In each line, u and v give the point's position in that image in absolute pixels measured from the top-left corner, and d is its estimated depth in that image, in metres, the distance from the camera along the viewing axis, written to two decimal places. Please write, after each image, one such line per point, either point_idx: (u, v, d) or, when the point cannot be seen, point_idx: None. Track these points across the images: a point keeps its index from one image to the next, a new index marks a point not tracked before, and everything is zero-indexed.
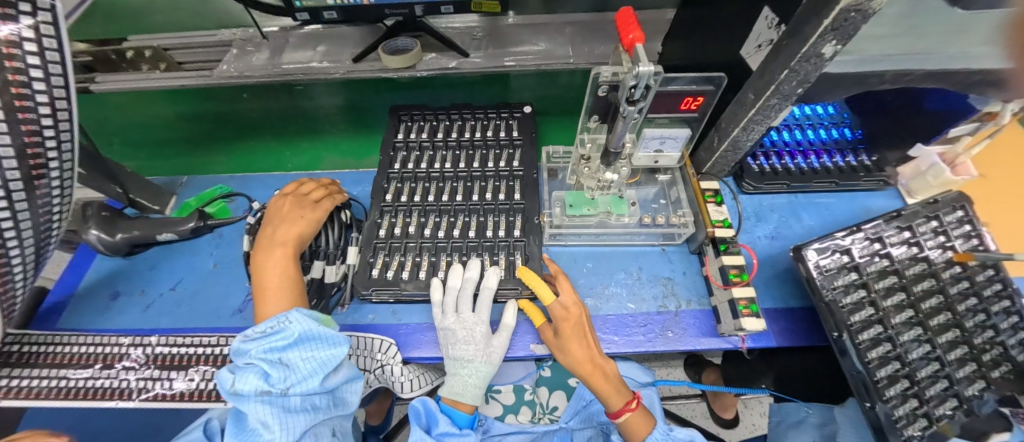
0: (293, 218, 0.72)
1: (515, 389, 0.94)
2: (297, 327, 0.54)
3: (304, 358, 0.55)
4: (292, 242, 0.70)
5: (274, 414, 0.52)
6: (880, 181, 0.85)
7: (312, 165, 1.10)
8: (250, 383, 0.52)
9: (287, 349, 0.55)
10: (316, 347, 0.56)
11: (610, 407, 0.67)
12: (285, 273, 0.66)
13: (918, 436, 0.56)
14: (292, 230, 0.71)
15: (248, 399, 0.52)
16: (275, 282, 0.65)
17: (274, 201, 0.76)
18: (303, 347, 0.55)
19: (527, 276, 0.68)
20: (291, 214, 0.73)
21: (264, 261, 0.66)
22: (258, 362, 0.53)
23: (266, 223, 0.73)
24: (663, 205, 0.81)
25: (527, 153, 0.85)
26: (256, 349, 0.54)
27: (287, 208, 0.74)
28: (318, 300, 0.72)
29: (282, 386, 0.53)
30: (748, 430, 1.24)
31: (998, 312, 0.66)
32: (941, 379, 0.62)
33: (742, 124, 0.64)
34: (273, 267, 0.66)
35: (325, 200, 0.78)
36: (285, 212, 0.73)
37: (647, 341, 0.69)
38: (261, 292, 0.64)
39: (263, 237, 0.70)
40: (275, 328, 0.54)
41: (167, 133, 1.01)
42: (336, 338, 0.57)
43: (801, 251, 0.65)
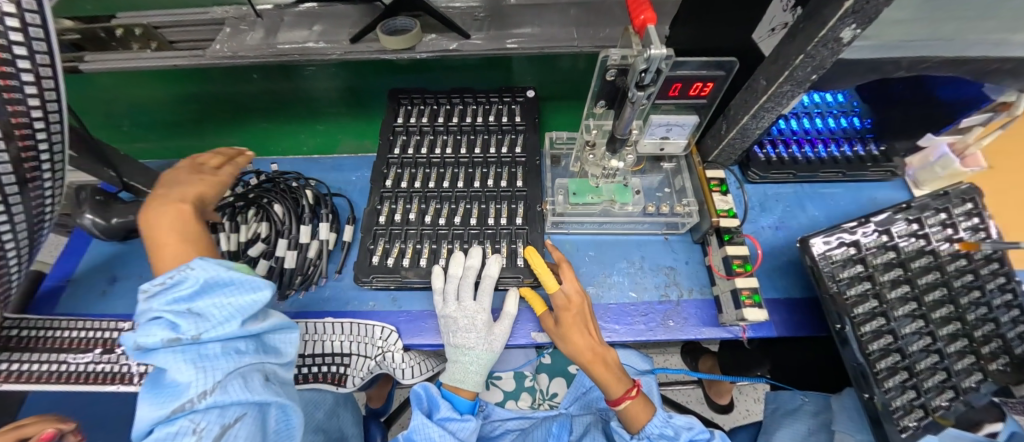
0: (192, 178, 0.65)
1: (516, 376, 0.94)
2: (199, 271, 0.45)
3: (215, 304, 0.46)
4: (192, 198, 0.62)
5: (189, 362, 0.43)
6: (887, 172, 0.84)
7: (328, 147, 1.06)
8: (154, 335, 0.43)
9: (195, 298, 0.46)
10: (228, 291, 0.47)
11: (610, 394, 0.68)
12: (189, 227, 0.58)
13: (913, 427, 0.57)
14: (197, 188, 0.64)
15: (156, 354, 0.43)
16: (171, 238, 0.56)
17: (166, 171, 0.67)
18: (212, 293, 0.46)
19: (534, 261, 0.68)
20: (194, 175, 0.66)
21: (153, 217, 0.58)
22: (162, 315, 0.44)
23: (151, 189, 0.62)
24: (667, 194, 0.80)
25: (530, 138, 0.84)
26: (158, 302, 0.44)
27: (179, 173, 0.65)
28: (299, 276, 0.74)
29: (194, 332, 0.44)
30: (742, 415, 1.26)
31: (1000, 306, 0.66)
32: (940, 371, 0.62)
33: (751, 112, 0.63)
34: (165, 223, 0.57)
35: (226, 165, 0.71)
36: (184, 174, 0.65)
37: (648, 330, 0.69)
38: (160, 251, 0.56)
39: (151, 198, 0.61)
40: (178, 276, 0.46)
41: (162, 116, 0.99)
42: (253, 281, 0.49)
43: (807, 241, 0.64)
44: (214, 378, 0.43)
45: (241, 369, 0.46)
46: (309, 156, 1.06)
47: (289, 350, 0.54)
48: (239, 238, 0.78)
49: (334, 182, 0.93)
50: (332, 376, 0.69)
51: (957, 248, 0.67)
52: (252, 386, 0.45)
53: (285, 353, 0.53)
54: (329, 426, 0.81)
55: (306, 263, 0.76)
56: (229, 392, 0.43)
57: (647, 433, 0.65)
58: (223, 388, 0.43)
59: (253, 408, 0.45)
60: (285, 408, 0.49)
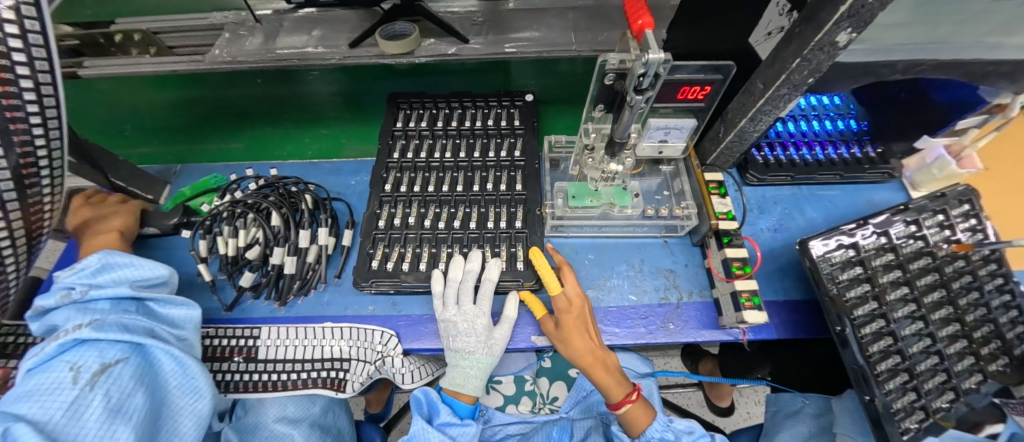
0: (83, 206, 0.79)
1: (516, 379, 0.94)
2: (102, 255, 0.57)
3: (111, 278, 0.56)
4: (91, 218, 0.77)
5: (76, 314, 0.52)
6: (884, 174, 0.85)
7: (332, 152, 1.08)
8: (52, 298, 0.53)
9: (97, 275, 0.56)
10: (124, 269, 0.57)
11: (610, 398, 0.67)
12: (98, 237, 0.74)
13: (914, 429, 0.57)
14: (89, 213, 0.78)
15: (53, 312, 0.53)
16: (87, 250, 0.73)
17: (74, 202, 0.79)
18: (111, 271, 0.57)
19: (539, 264, 0.67)
20: (89, 205, 0.79)
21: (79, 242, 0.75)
22: (62, 285, 0.55)
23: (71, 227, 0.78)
24: (666, 197, 0.80)
25: (528, 142, 0.84)
26: (70, 277, 0.55)
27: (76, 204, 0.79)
28: (299, 281, 0.74)
29: (84, 293, 0.54)
30: (743, 418, 1.26)
31: (999, 307, 0.66)
32: (940, 372, 0.62)
33: (749, 114, 0.63)
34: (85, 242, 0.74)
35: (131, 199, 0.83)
36: (83, 206, 0.79)
37: (648, 333, 0.69)
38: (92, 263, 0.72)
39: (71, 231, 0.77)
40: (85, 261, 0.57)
41: (162, 121, 0.98)
42: (148, 263, 0.60)
43: (807, 244, 0.64)
44: (91, 319, 0.51)
45: (133, 323, 0.53)
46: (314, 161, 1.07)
47: (186, 325, 0.59)
48: (236, 243, 0.77)
49: (333, 186, 0.93)
50: (332, 381, 0.68)
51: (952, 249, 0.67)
52: (129, 331, 0.52)
53: (183, 327, 0.59)
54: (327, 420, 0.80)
55: (306, 267, 0.76)
56: (108, 331, 0.50)
57: (647, 436, 0.65)
58: (106, 326, 0.50)
59: (134, 353, 0.51)
60: (178, 359, 0.54)
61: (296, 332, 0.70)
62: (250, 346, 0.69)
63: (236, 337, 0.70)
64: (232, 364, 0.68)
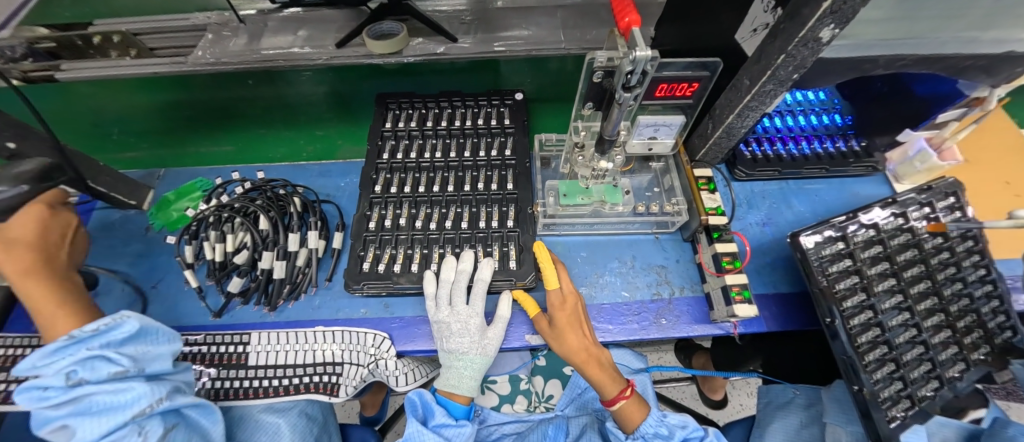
0: (53, 226, 0.63)
1: (511, 379, 0.94)
2: (141, 320, 0.52)
3: (142, 349, 0.53)
4: (54, 255, 0.62)
5: (131, 389, 0.49)
6: (868, 167, 0.86)
7: (328, 153, 1.06)
8: (92, 371, 0.48)
9: (126, 344, 0.52)
10: (153, 338, 0.54)
11: (604, 395, 0.68)
12: (66, 287, 0.60)
13: (901, 417, 0.59)
14: (54, 240, 0.63)
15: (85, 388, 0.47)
16: (48, 298, 0.58)
17: (30, 211, 0.61)
18: (140, 338, 0.53)
19: (536, 258, 0.68)
20: (56, 227, 0.64)
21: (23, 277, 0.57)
22: (92, 356, 0.48)
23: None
24: (657, 193, 0.80)
25: (519, 141, 0.84)
26: (95, 345, 0.49)
27: (38, 217, 0.61)
28: (290, 284, 0.73)
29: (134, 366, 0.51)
30: (736, 410, 1.28)
31: (981, 296, 0.68)
32: (926, 361, 0.64)
33: (736, 110, 0.64)
34: (40, 284, 0.58)
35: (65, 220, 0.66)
36: (49, 226, 0.62)
37: (641, 329, 0.69)
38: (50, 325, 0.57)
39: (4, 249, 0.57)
40: (114, 325, 0.50)
41: (147, 124, 0.96)
42: (170, 332, 0.57)
43: (797, 237, 0.65)
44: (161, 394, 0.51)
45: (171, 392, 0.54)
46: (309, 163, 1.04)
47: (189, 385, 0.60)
48: (224, 248, 0.76)
49: (322, 188, 0.92)
50: (324, 386, 0.67)
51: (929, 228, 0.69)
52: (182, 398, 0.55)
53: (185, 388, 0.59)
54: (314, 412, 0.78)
55: (295, 270, 0.75)
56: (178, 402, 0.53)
57: (642, 432, 0.65)
58: (171, 398, 0.53)
59: (179, 417, 0.55)
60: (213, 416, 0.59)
61: (287, 337, 0.69)
62: (241, 352, 0.68)
63: (225, 343, 0.69)
64: (221, 371, 0.67)
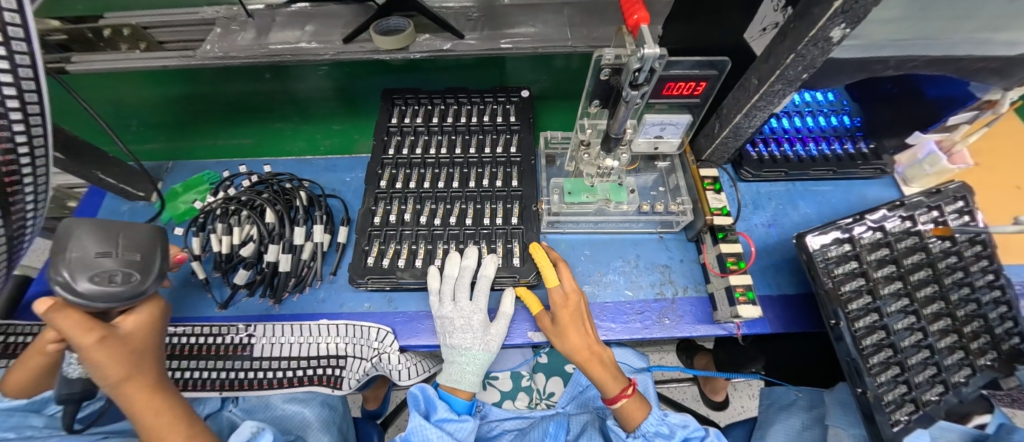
0: (160, 325, 0.52)
1: (512, 376, 0.94)
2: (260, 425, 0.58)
3: None
4: (161, 360, 0.52)
5: None
6: (877, 169, 0.86)
7: (345, 148, 1.04)
8: None
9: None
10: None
11: (606, 394, 0.67)
12: (182, 401, 0.52)
13: (904, 420, 0.59)
14: (159, 344, 0.52)
15: None
16: (178, 417, 0.50)
17: (145, 307, 0.50)
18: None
19: (538, 255, 0.69)
20: (161, 327, 0.52)
21: (150, 393, 0.48)
22: None
23: (125, 349, 0.47)
24: (662, 193, 0.80)
25: (524, 138, 0.84)
26: None
27: (155, 317, 0.51)
28: (294, 277, 0.74)
29: None
30: (737, 411, 1.27)
31: (988, 302, 0.68)
32: (931, 366, 0.63)
33: (743, 110, 0.63)
34: (164, 401, 0.49)
35: (152, 314, 0.51)
36: (159, 327, 0.52)
37: (643, 328, 0.69)
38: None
39: (133, 359, 0.47)
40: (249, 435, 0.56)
41: (155, 117, 0.97)
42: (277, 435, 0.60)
43: (803, 238, 0.65)
44: None
45: None
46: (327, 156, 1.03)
47: None
48: (231, 240, 0.76)
49: (328, 183, 0.92)
50: (327, 378, 0.68)
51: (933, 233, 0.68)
52: None
53: None
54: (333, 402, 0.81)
55: (300, 263, 0.75)
56: None
57: (643, 430, 0.65)
58: None
59: None
60: None
61: (291, 329, 0.70)
62: (245, 345, 0.69)
63: (230, 335, 0.69)
64: (226, 362, 0.68)
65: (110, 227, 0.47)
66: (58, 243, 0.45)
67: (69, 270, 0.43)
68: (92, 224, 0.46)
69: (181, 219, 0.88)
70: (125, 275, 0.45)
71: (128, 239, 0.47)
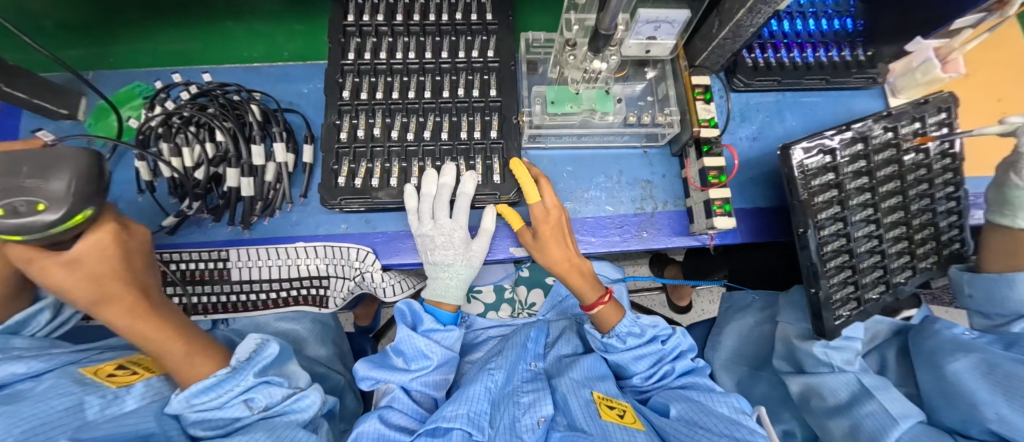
0: (121, 248, 0.48)
1: (495, 289, 0.97)
2: (270, 343, 0.54)
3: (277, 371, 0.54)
4: (140, 281, 0.50)
5: (288, 406, 0.52)
6: (869, 79, 0.83)
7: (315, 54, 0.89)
8: (260, 397, 0.50)
9: (266, 369, 0.53)
10: (277, 360, 0.55)
11: (583, 301, 0.71)
12: (174, 318, 0.52)
13: (846, 315, 0.66)
14: (130, 266, 0.49)
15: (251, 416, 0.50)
16: (167, 333, 0.49)
17: (91, 233, 0.45)
18: (273, 364, 0.54)
19: (518, 171, 0.66)
20: (125, 250, 0.48)
21: (129, 314, 0.47)
22: (249, 383, 0.50)
23: (78, 276, 0.44)
24: (650, 103, 0.75)
25: (503, 40, 0.74)
26: (248, 375, 0.50)
27: (108, 241, 0.46)
28: (261, 201, 0.69)
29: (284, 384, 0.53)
30: (698, 313, 1.42)
31: (943, 212, 0.72)
32: (879, 269, 0.69)
33: (748, 4, 0.56)
34: (149, 321, 0.49)
35: (102, 238, 0.46)
36: (120, 249, 0.48)
37: (622, 241, 0.71)
38: (177, 368, 0.50)
39: (93, 285, 0.45)
40: (257, 354, 0.52)
41: (60, 12, 0.76)
42: (285, 351, 0.57)
43: (788, 150, 0.63)
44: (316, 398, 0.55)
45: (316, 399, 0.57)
46: (290, 65, 0.88)
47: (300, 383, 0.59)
48: (183, 162, 0.69)
49: (283, 95, 0.83)
50: (314, 298, 0.72)
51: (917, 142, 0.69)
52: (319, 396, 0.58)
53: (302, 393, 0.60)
54: (326, 318, 0.83)
55: (265, 185, 0.70)
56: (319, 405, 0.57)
57: (616, 332, 0.69)
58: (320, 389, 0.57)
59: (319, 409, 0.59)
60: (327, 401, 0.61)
61: (267, 253, 0.68)
62: (221, 268, 0.68)
63: (206, 260, 0.68)
64: (211, 286, 0.68)
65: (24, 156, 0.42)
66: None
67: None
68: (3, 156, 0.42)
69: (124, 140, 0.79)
70: (28, 205, 0.39)
71: (38, 166, 0.42)
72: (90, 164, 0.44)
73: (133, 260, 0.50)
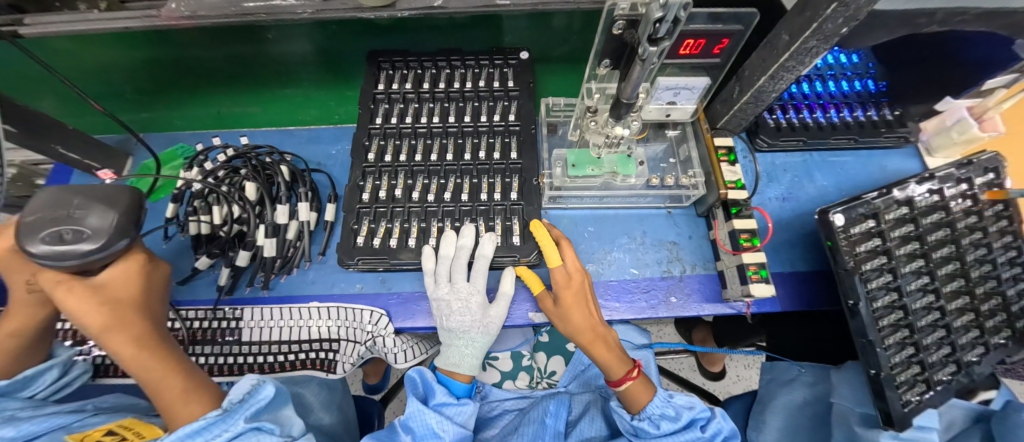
0: (145, 277, 0.51)
1: (512, 356, 0.90)
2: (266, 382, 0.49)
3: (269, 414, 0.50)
4: (152, 313, 0.50)
5: None
6: (900, 138, 0.80)
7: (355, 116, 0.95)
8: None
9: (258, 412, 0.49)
10: (270, 401, 0.51)
11: (610, 376, 0.65)
12: (175, 353, 0.50)
13: (916, 401, 0.57)
14: (148, 298, 0.51)
15: None
16: (166, 367, 0.47)
17: (123, 260, 0.49)
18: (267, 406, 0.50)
19: (539, 234, 0.64)
20: (148, 280, 0.51)
21: (135, 345, 0.46)
22: (240, 427, 0.45)
23: (96, 300, 0.45)
24: (672, 165, 0.74)
25: (524, 105, 0.77)
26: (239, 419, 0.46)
27: (136, 269, 0.49)
28: (282, 259, 0.69)
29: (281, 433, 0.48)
30: (732, 381, 1.29)
31: (1009, 279, 0.65)
32: (945, 345, 0.61)
33: (769, 72, 0.57)
34: (152, 352, 0.47)
35: (131, 265, 0.49)
36: (143, 280, 0.50)
37: (650, 308, 0.66)
38: (171, 405, 0.47)
39: (108, 309, 0.46)
40: (252, 393, 0.48)
41: (127, 84, 0.83)
42: (278, 390, 0.53)
43: (827, 215, 0.59)
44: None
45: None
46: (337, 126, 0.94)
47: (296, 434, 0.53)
48: (211, 220, 0.70)
49: (312, 156, 0.86)
50: (321, 362, 0.67)
51: (967, 203, 0.64)
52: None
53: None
54: (332, 382, 0.79)
55: (287, 242, 0.71)
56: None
57: (648, 413, 0.62)
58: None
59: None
60: None
61: (279, 313, 0.66)
62: (231, 328, 0.66)
63: (218, 319, 0.66)
64: (218, 348, 0.66)
65: (68, 189, 0.46)
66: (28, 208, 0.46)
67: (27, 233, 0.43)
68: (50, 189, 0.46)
69: (156, 197, 0.82)
70: (73, 233, 0.43)
71: (84, 197, 0.46)
72: (128, 197, 0.48)
73: (153, 290, 0.52)
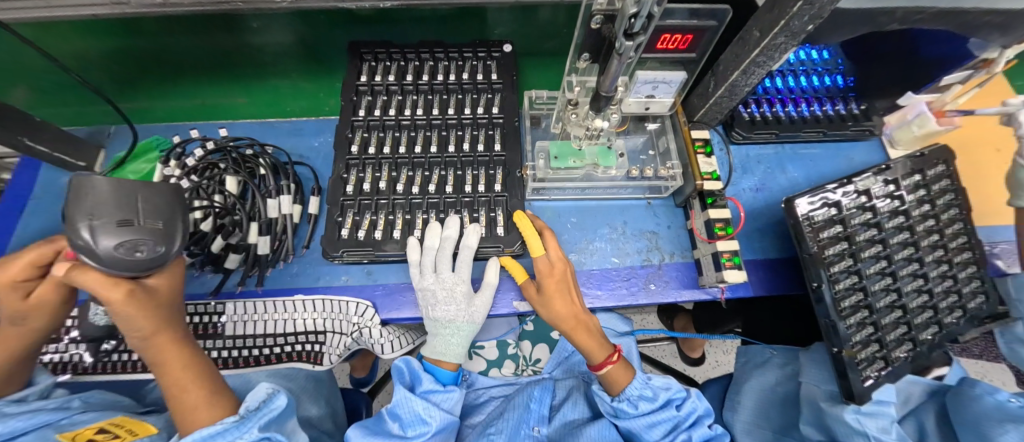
0: (181, 284, 0.52)
1: (498, 344, 0.92)
2: (281, 393, 0.51)
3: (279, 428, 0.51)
4: (181, 317, 0.52)
5: None
6: (866, 131, 0.84)
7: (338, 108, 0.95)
8: None
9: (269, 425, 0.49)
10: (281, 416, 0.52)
11: (592, 360, 0.68)
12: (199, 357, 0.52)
13: (874, 376, 0.61)
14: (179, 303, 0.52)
15: None
16: (199, 371, 0.50)
17: (172, 267, 0.51)
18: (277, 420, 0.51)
19: (522, 224, 0.65)
20: (182, 287, 0.53)
21: (176, 348, 0.49)
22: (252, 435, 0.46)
23: (154, 304, 0.47)
24: (651, 157, 0.77)
25: (508, 98, 0.78)
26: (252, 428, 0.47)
27: (178, 276, 0.52)
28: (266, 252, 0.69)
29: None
30: (711, 366, 1.34)
31: (960, 263, 0.69)
32: (902, 325, 0.66)
33: (741, 67, 0.59)
34: (187, 354, 0.50)
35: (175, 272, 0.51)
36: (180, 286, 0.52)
37: (630, 295, 0.68)
38: (192, 410, 0.48)
39: (160, 314, 0.48)
40: (266, 403, 0.50)
41: (98, 73, 0.81)
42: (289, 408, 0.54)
43: (792, 203, 0.63)
44: None
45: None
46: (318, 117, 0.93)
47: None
48: None
49: (294, 148, 0.85)
50: (308, 354, 0.67)
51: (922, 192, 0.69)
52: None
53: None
54: (319, 374, 0.79)
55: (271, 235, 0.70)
56: None
57: (627, 394, 0.65)
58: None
59: None
60: None
61: (264, 306, 0.66)
62: (214, 322, 0.66)
63: (200, 314, 0.66)
64: (200, 342, 0.65)
65: (126, 185, 0.43)
66: (74, 204, 0.40)
67: (92, 232, 0.40)
68: (107, 183, 0.41)
69: None
70: (150, 246, 0.43)
71: (148, 202, 0.43)
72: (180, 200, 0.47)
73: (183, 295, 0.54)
